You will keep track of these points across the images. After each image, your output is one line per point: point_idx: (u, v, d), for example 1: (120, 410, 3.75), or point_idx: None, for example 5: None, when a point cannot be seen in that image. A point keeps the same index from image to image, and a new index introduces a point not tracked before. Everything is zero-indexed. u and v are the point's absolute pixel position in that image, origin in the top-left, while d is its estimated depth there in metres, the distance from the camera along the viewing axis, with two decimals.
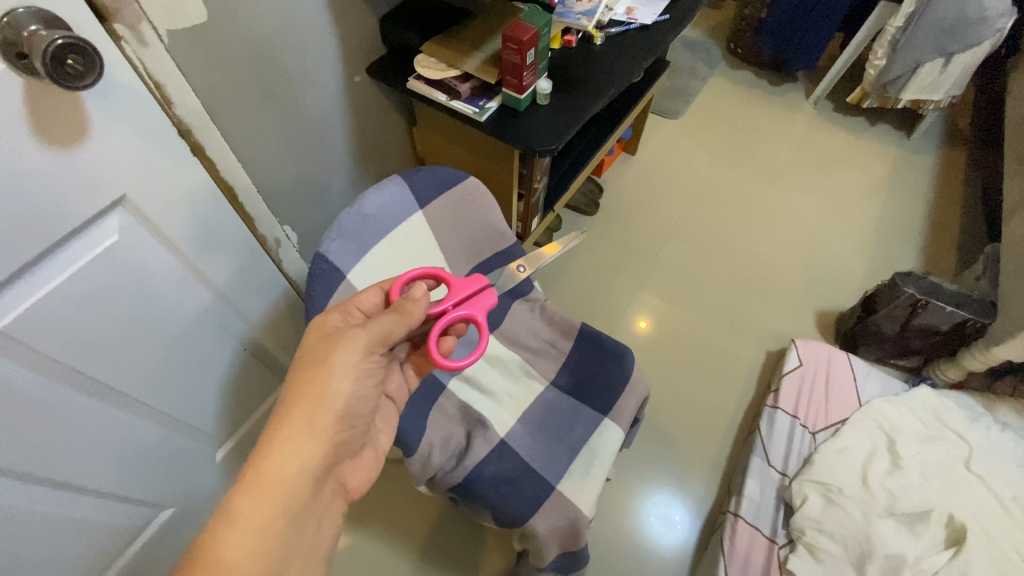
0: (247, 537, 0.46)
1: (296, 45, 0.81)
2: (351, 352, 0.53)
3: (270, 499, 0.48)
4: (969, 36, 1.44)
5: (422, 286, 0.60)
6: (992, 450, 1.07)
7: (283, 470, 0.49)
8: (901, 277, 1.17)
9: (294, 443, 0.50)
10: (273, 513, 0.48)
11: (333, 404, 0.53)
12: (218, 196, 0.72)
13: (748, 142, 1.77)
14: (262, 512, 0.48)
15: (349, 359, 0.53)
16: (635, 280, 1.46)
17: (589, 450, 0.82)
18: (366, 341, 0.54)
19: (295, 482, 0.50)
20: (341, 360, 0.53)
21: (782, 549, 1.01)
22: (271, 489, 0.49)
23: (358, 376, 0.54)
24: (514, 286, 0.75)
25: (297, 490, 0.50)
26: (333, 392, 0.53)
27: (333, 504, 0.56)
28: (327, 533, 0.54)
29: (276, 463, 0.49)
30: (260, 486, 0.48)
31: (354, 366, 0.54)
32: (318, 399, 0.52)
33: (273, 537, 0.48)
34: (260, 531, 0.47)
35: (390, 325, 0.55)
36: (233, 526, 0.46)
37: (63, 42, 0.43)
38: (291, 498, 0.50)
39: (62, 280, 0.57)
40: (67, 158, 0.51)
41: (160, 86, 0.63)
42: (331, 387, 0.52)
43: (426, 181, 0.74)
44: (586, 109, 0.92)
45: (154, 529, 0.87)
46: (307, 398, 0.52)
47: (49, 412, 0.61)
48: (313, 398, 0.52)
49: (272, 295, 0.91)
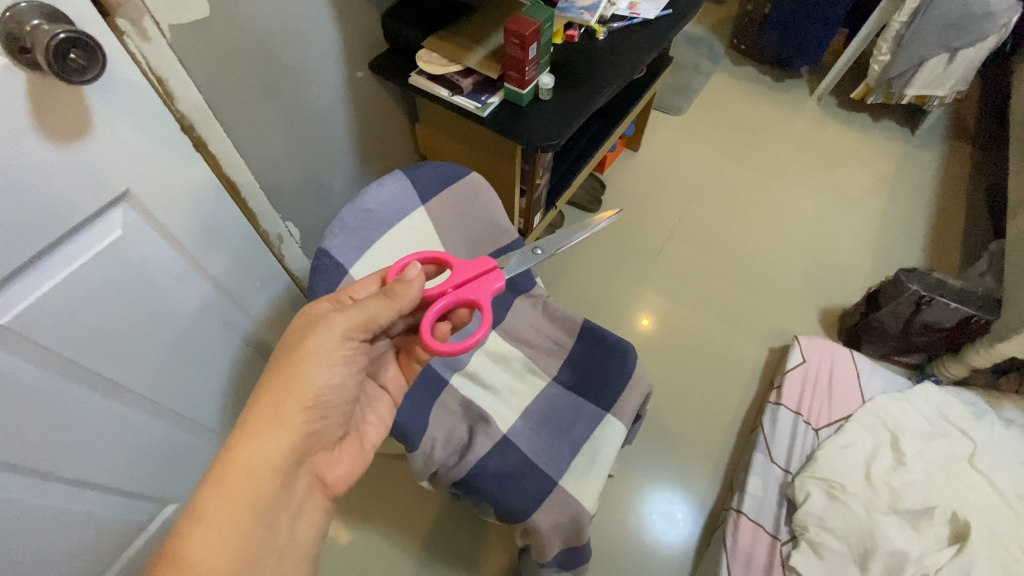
0: (217, 526, 0.47)
1: (298, 41, 0.80)
2: (328, 338, 0.54)
3: (240, 491, 0.49)
4: (975, 31, 1.43)
5: (418, 267, 0.57)
6: (996, 447, 1.07)
7: (251, 458, 0.50)
8: (905, 273, 1.16)
9: (265, 431, 0.51)
10: (243, 506, 0.49)
11: (308, 389, 0.53)
12: (221, 192, 0.72)
13: (750, 138, 1.76)
14: (233, 502, 0.48)
15: (327, 346, 0.54)
16: (636, 277, 1.45)
17: (591, 447, 0.82)
18: (345, 327, 0.54)
19: (266, 472, 0.51)
20: (318, 347, 0.54)
21: (784, 545, 1.01)
22: (241, 481, 0.49)
23: (335, 360, 0.55)
24: (525, 269, 0.71)
25: (269, 481, 0.51)
26: (308, 380, 0.53)
27: (313, 497, 0.57)
28: (305, 528, 0.55)
29: (245, 451, 0.50)
30: (228, 475, 0.49)
31: (329, 354, 0.54)
32: (292, 388, 0.53)
33: (245, 523, 0.48)
34: (227, 523, 0.47)
35: (374, 306, 0.54)
36: (202, 510, 0.47)
37: (64, 37, 0.43)
38: (263, 488, 0.50)
39: (65, 276, 0.57)
40: (67, 152, 0.51)
41: (162, 81, 0.63)
42: (306, 375, 0.53)
43: (427, 176, 0.74)
44: (588, 104, 0.91)
45: (159, 524, 0.88)
46: (281, 384, 0.53)
47: (53, 406, 0.62)
48: (286, 382, 0.53)
49: (275, 291, 0.91)
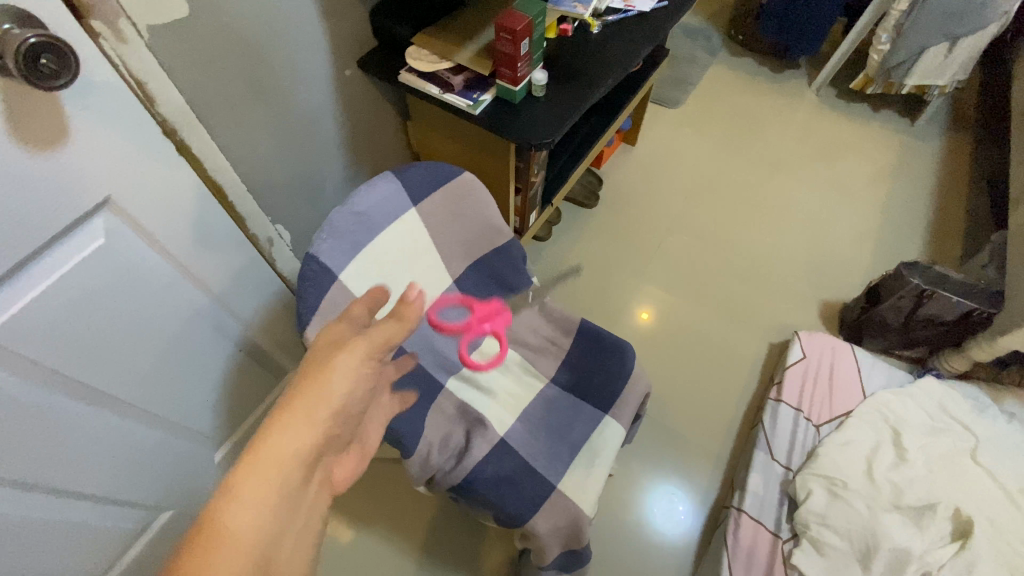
0: (239, 552, 0.39)
1: (284, 39, 0.78)
2: (356, 358, 0.49)
3: (269, 512, 0.42)
4: (976, 19, 1.41)
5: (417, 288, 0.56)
6: (1000, 442, 1.06)
7: (283, 464, 0.43)
8: (906, 266, 1.14)
9: (295, 447, 0.44)
10: (271, 529, 0.41)
11: (339, 408, 0.48)
12: (206, 195, 0.71)
13: (748, 130, 1.74)
14: (258, 527, 0.41)
15: (353, 357, 0.49)
16: (635, 273, 1.44)
17: (590, 449, 0.81)
18: (366, 342, 0.50)
19: (294, 493, 0.44)
20: (347, 366, 0.49)
21: (786, 543, 1.00)
22: (271, 501, 0.42)
23: (361, 381, 0.50)
24: None
25: (296, 504, 0.44)
26: (340, 398, 0.48)
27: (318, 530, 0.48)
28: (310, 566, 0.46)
29: (276, 456, 0.43)
30: (257, 478, 0.42)
31: (358, 373, 0.49)
32: (325, 405, 0.47)
33: (269, 547, 0.41)
34: (255, 547, 0.40)
35: (392, 330, 0.53)
36: (223, 538, 0.39)
37: (36, 42, 0.41)
38: (296, 496, 0.44)
39: (46, 288, 0.55)
40: (43, 159, 0.49)
41: (142, 84, 0.62)
42: (336, 392, 0.48)
43: (418, 177, 0.72)
44: (584, 100, 0.89)
45: (152, 532, 0.86)
46: (314, 399, 0.46)
47: (42, 418, 0.60)
48: (320, 399, 0.47)
49: (267, 294, 0.90)
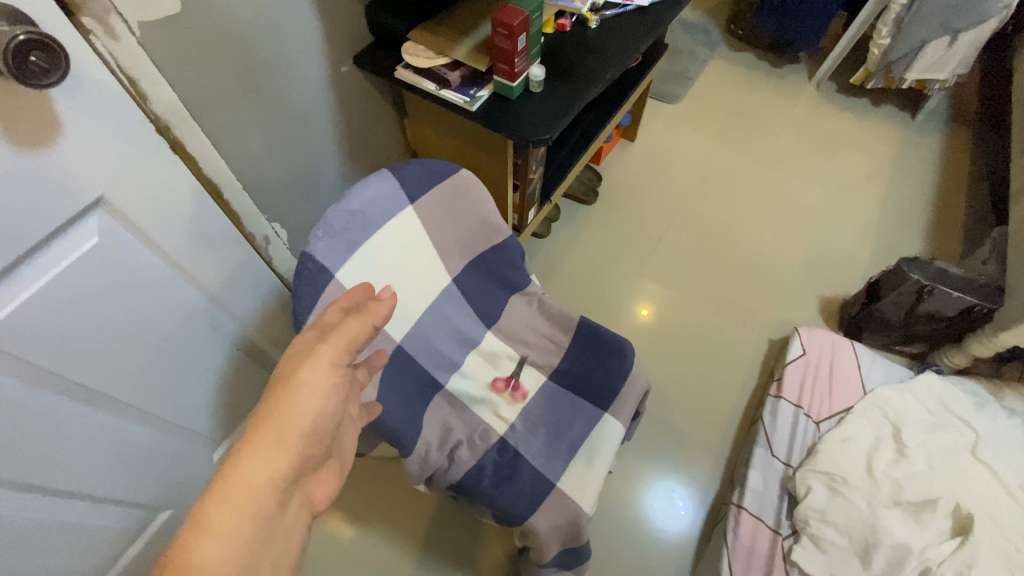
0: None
1: (278, 36, 0.78)
2: (320, 368, 0.48)
3: (240, 539, 0.41)
4: (976, 13, 1.40)
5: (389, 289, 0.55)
6: (1000, 437, 1.06)
7: (250, 489, 0.43)
8: (906, 262, 1.14)
9: (262, 468, 0.44)
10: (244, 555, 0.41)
11: (307, 422, 0.47)
12: (200, 194, 0.70)
13: (748, 125, 1.73)
14: (228, 554, 0.40)
15: (317, 371, 0.48)
16: (635, 269, 1.43)
17: (589, 447, 0.80)
18: (330, 354, 0.49)
19: (269, 515, 0.44)
20: (312, 378, 0.48)
21: (786, 540, 1.00)
22: (241, 526, 0.42)
23: (331, 390, 0.49)
24: None
25: (272, 524, 0.44)
26: (307, 411, 0.47)
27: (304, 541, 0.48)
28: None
29: (242, 482, 0.43)
30: (224, 504, 0.42)
31: (325, 383, 0.48)
32: (291, 421, 0.46)
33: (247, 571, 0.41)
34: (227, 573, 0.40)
35: (356, 329, 0.51)
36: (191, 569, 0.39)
37: (25, 38, 0.41)
38: (270, 520, 0.44)
39: (39, 288, 0.55)
40: (35, 158, 0.49)
41: (134, 82, 0.61)
42: (303, 406, 0.47)
43: (415, 174, 0.72)
44: (581, 95, 0.89)
45: (150, 533, 0.86)
46: (279, 416, 0.46)
47: (38, 420, 0.60)
48: (285, 415, 0.46)
49: (263, 293, 0.89)
